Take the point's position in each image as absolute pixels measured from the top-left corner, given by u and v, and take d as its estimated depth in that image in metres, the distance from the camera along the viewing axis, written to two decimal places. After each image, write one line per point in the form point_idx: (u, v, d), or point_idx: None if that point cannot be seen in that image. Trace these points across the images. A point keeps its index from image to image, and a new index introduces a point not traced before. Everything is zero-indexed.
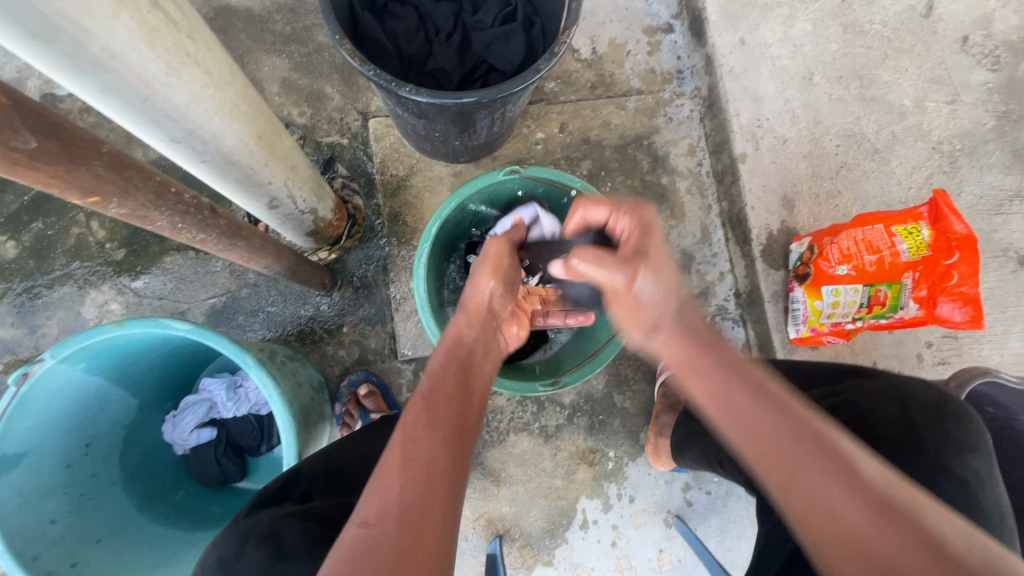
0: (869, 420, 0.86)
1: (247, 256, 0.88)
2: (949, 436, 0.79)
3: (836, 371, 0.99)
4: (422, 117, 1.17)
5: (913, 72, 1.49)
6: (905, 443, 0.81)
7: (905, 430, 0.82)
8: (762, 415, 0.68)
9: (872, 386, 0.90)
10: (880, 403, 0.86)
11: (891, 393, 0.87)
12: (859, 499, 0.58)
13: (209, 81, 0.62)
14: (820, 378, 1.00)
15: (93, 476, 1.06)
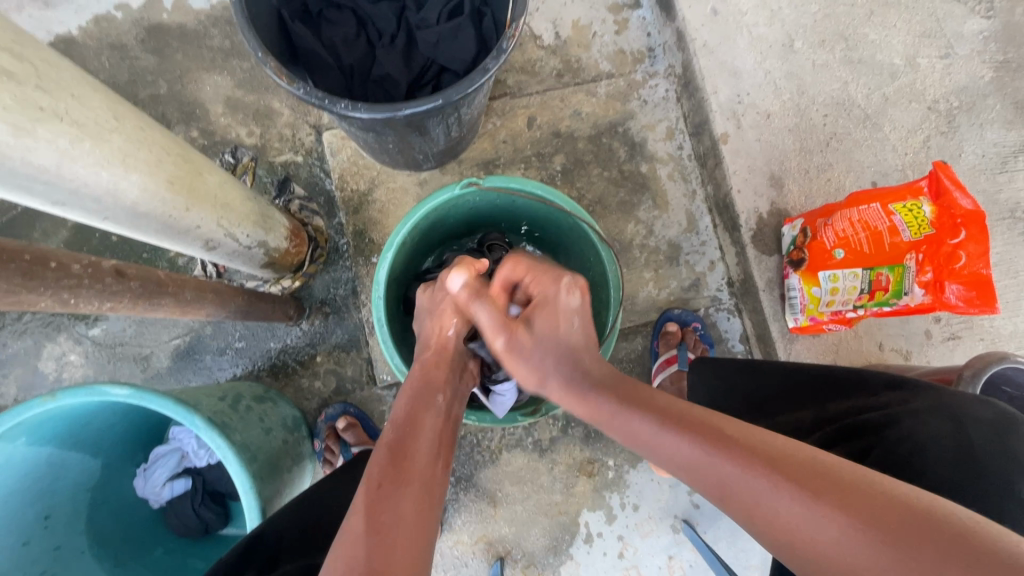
0: (925, 440, 0.79)
1: (180, 311, 0.79)
2: (1011, 454, 0.77)
3: (870, 375, 0.89)
4: (371, 131, 1.07)
5: (902, 28, 1.38)
6: (961, 469, 0.77)
7: (960, 452, 0.78)
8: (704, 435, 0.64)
9: (922, 399, 0.83)
10: (936, 421, 0.80)
11: (944, 411, 0.81)
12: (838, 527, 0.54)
13: (82, 134, 0.54)
14: (849, 382, 0.90)
15: (56, 549, 0.99)
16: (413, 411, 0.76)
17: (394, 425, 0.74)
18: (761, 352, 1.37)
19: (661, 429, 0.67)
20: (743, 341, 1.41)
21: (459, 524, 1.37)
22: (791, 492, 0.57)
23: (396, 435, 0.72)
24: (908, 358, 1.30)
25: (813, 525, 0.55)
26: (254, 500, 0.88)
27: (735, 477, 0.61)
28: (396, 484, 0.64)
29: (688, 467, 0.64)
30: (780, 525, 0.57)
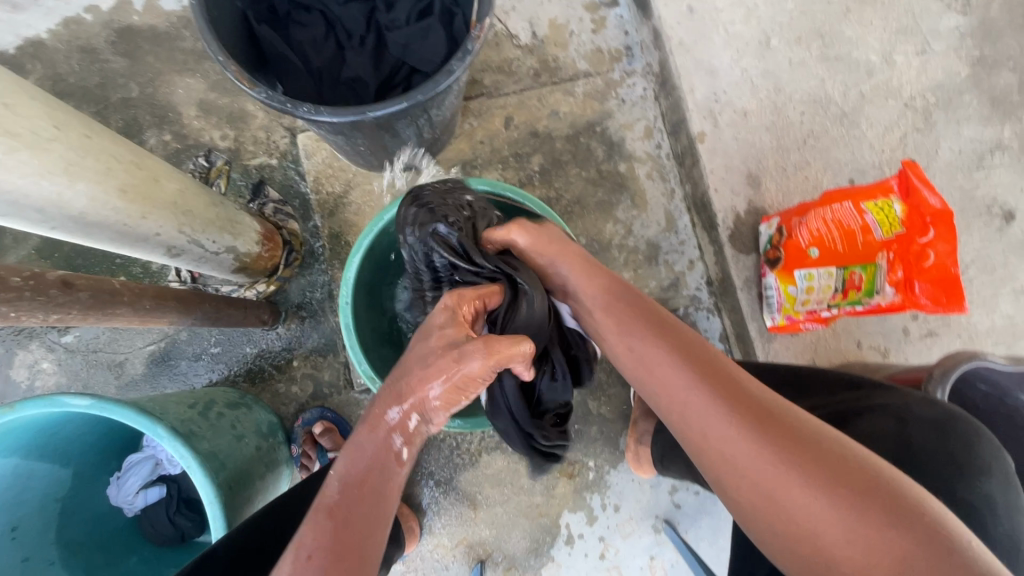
0: (866, 439, 0.79)
1: (140, 320, 0.78)
2: (950, 457, 0.75)
3: (829, 374, 0.91)
4: (340, 134, 1.06)
5: (879, 24, 1.38)
6: (897, 469, 0.76)
7: (897, 451, 0.77)
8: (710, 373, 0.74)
9: (873, 399, 0.83)
10: (880, 420, 0.80)
11: (889, 410, 0.80)
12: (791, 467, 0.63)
13: (20, 143, 0.53)
14: (811, 383, 0.91)
15: (25, 560, 0.98)
16: (365, 475, 0.70)
17: (343, 483, 0.69)
18: (740, 351, 1.37)
19: (665, 361, 0.77)
20: (722, 340, 1.41)
21: (439, 528, 1.36)
22: (780, 450, 0.65)
23: (339, 498, 0.68)
24: (886, 356, 1.30)
25: (790, 478, 0.63)
26: (219, 510, 0.87)
27: (731, 428, 0.68)
28: (326, 560, 0.63)
29: (697, 411, 0.71)
30: (754, 471, 0.65)
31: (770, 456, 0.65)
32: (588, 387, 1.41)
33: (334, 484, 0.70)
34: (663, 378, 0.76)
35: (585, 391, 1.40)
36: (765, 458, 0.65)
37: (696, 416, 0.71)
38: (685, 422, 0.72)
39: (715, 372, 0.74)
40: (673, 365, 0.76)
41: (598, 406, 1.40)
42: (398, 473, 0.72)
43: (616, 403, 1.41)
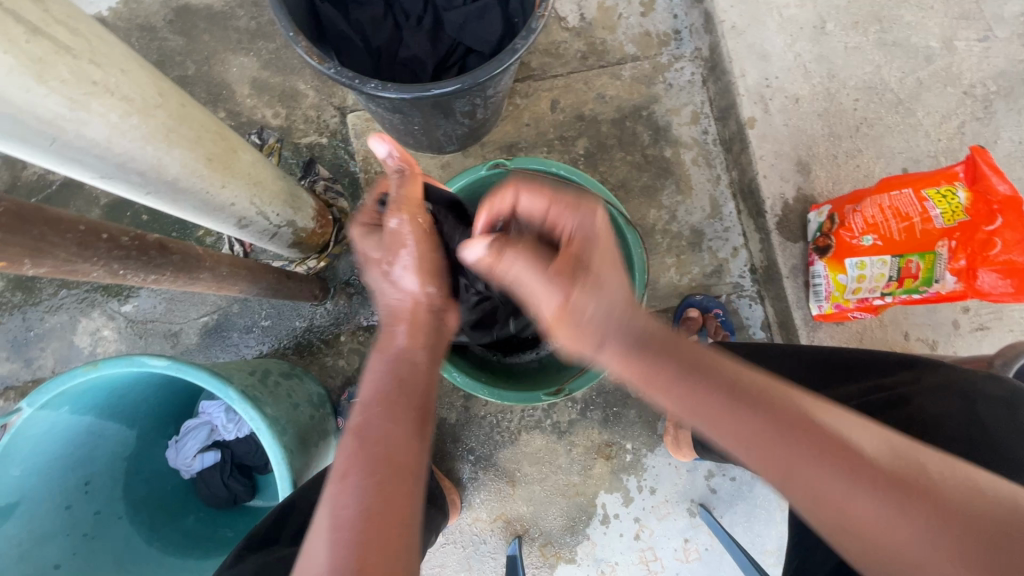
0: (935, 416, 0.84)
1: (217, 285, 0.81)
2: (1022, 430, 0.80)
3: (884, 358, 0.92)
4: (398, 112, 1.08)
5: (939, 10, 1.34)
6: (971, 448, 0.81)
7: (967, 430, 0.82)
8: (791, 423, 0.57)
9: (932, 378, 0.87)
10: (944, 398, 0.85)
11: (952, 387, 0.86)
12: (931, 538, 0.50)
13: (132, 109, 0.55)
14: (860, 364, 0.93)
15: (96, 513, 1.04)
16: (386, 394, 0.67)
17: (361, 407, 0.66)
18: (783, 338, 1.36)
19: (734, 415, 0.58)
20: (765, 328, 1.40)
21: (478, 503, 1.39)
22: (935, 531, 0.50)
23: (364, 419, 0.65)
24: (934, 348, 1.29)
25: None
26: (285, 471, 0.91)
27: (861, 508, 0.52)
28: (360, 473, 0.59)
29: (805, 485, 0.54)
30: (895, 552, 0.51)
31: (918, 539, 0.50)
32: None
33: (358, 409, 0.66)
34: (763, 448, 0.57)
35: None
36: (906, 536, 0.50)
37: (803, 488, 0.55)
38: (792, 495, 0.56)
39: (809, 426, 0.56)
40: (775, 431, 0.57)
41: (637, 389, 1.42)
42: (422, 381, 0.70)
43: None
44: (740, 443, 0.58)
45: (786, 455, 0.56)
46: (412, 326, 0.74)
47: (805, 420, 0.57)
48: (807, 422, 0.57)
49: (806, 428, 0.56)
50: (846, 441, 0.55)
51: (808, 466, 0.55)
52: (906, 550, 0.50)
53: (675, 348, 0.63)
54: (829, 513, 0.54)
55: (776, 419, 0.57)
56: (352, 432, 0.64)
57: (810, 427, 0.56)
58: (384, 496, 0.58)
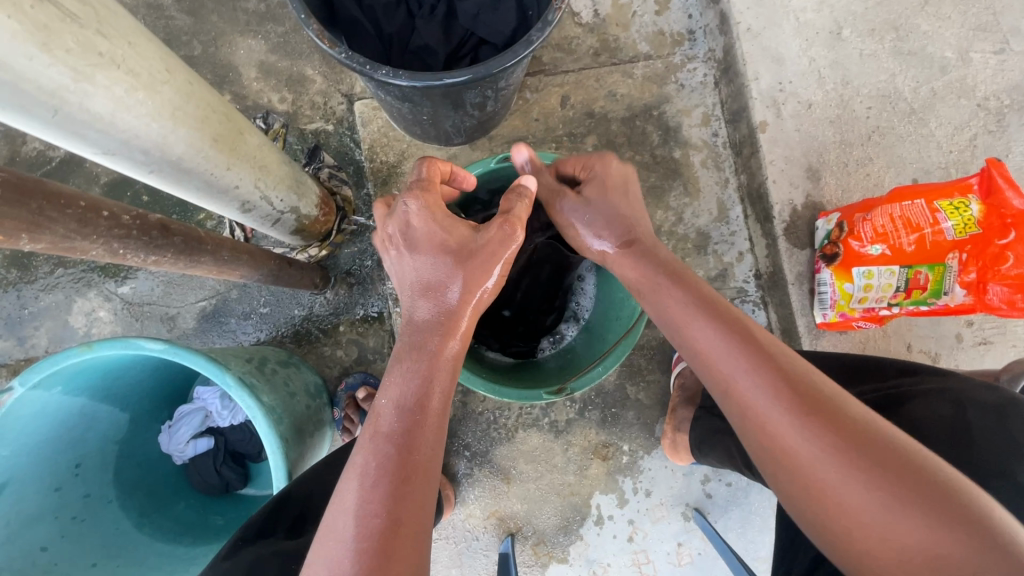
0: (922, 419, 0.83)
1: (218, 269, 0.80)
2: (1013, 441, 0.77)
3: (884, 364, 0.94)
4: (406, 100, 1.06)
5: (956, 20, 1.33)
6: (954, 451, 0.80)
7: (954, 442, 0.80)
8: (745, 334, 0.69)
9: (926, 384, 0.87)
10: (935, 403, 0.84)
11: (946, 395, 0.84)
12: (820, 445, 0.59)
13: (137, 83, 0.53)
14: (862, 369, 0.95)
15: (86, 496, 1.02)
16: (422, 398, 0.67)
17: (398, 411, 0.66)
18: (785, 345, 1.35)
19: (698, 326, 0.72)
20: (767, 334, 1.39)
21: (472, 499, 1.38)
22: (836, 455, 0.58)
23: (395, 427, 0.64)
24: (936, 361, 1.28)
25: (844, 483, 0.57)
26: (280, 461, 0.89)
27: (768, 409, 0.63)
28: (392, 481, 0.60)
29: (742, 400, 0.65)
30: (788, 450, 0.61)
31: (824, 458, 0.59)
32: (626, 372, 1.41)
33: (390, 414, 0.66)
34: (710, 353, 0.70)
35: (624, 375, 1.41)
36: (822, 463, 0.59)
37: (743, 406, 0.65)
38: (723, 392, 0.68)
39: (760, 342, 0.68)
40: (720, 340, 0.69)
41: (636, 391, 1.41)
42: (450, 387, 0.70)
43: (654, 390, 1.41)
44: (695, 347, 0.72)
45: (724, 360, 0.68)
46: (449, 325, 0.73)
47: (756, 337, 0.68)
48: (758, 339, 0.68)
49: (755, 338, 0.68)
50: (779, 359, 0.66)
51: (742, 373, 0.66)
52: (816, 473, 0.59)
53: (663, 275, 0.80)
54: (761, 429, 0.64)
55: (729, 329, 0.70)
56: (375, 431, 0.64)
57: (754, 339, 0.68)
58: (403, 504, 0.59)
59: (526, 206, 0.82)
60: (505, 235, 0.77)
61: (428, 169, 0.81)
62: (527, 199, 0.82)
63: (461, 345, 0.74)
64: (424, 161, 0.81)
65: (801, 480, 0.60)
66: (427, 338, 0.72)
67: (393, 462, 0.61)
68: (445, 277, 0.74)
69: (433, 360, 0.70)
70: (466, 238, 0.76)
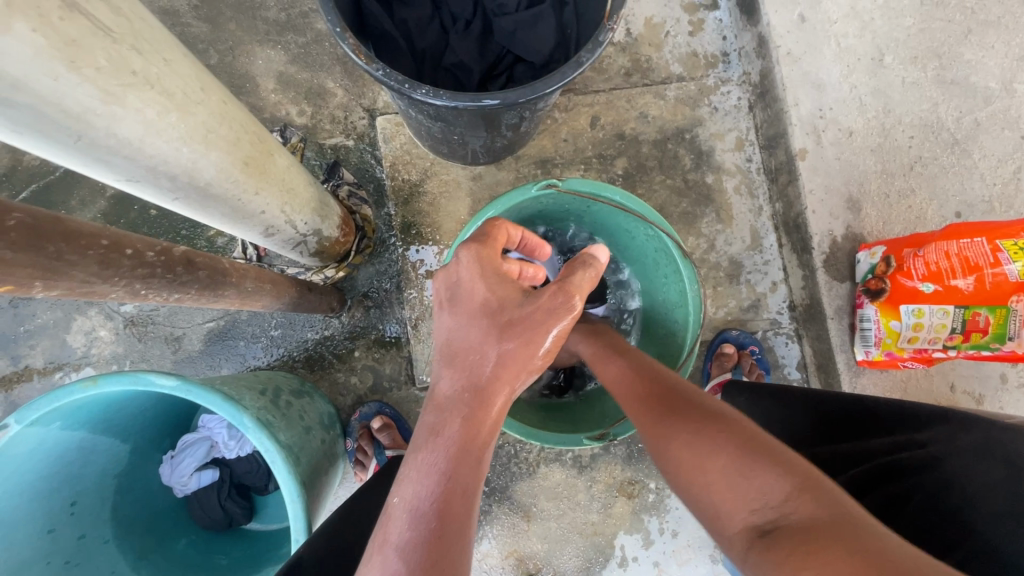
0: (974, 483, 0.74)
1: (239, 302, 0.73)
2: None
3: (913, 412, 0.85)
4: (439, 120, 1.01)
5: (1000, 50, 1.29)
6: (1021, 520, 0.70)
7: (1015, 502, 0.71)
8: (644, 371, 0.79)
9: (967, 434, 0.78)
10: (979, 462, 0.75)
11: (994, 452, 0.75)
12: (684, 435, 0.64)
13: (171, 104, 0.47)
14: (893, 419, 0.87)
15: (81, 537, 0.94)
16: (442, 502, 0.54)
17: (412, 518, 0.54)
18: (820, 381, 1.30)
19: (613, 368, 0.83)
20: (801, 369, 1.33)
21: (489, 536, 1.31)
22: (666, 414, 0.69)
23: (412, 536, 0.52)
24: (980, 403, 1.23)
25: (704, 462, 0.61)
26: (300, 511, 0.81)
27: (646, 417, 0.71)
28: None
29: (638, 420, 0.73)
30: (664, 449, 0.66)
31: (684, 445, 0.63)
32: None
33: (403, 519, 0.54)
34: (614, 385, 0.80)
35: None
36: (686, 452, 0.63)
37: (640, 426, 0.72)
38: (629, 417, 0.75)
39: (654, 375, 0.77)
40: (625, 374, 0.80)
41: None
42: (477, 486, 0.57)
43: None
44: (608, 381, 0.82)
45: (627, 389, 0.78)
46: (482, 399, 0.62)
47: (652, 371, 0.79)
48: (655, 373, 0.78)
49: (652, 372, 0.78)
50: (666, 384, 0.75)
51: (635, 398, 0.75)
52: (685, 461, 0.63)
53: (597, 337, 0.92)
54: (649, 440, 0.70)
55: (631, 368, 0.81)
56: (404, 520, 0.53)
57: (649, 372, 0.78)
58: None
59: (589, 280, 0.72)
60: (558, 306, 0.67)
61: (495, 230, 0.75)
62: (589, 273, 0.72)
63: (491, 429, 0.61)
64: (490, 223, 0.76)
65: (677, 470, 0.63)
66: (449, 421, 0.60)
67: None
68: (478, 342, 0.64)
69: (458, 449, 0.58)
70: (511, 301, 0.67)
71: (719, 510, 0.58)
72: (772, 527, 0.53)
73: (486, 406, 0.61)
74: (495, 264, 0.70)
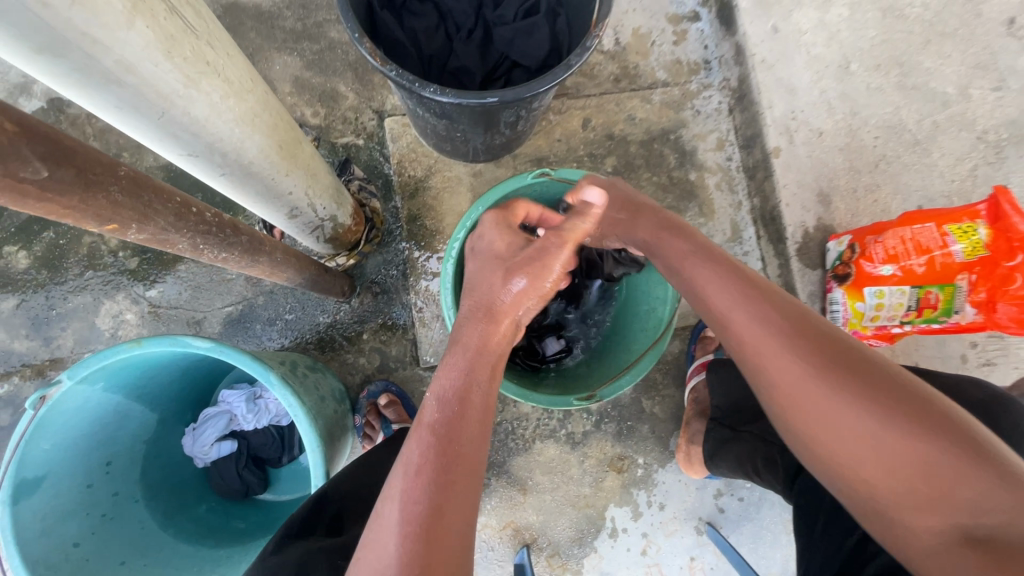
0: None
1: (269, 271, 0.83)
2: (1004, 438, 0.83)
3: None
4: (444, 117, 1.12)
5: (956, 58, 1.41)
6: None
7: None
8: (775, 304, 0.70)
9: (918, 385, 0.94)
10: None
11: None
12: (861, 407, 0.59)
13: (230, 91, 0.58)
14: None
15: (115, 494, 1.03)
16: (462, 393, 0.66)
17: (439, 404, 0.65)
18: None
19: (732, 298, 0.73)
20: None
21: (488, 509, 1.39)
22: (829, 374, 0.62)
23: (438, 417, 0.63)
24: None
25: (890, 445, 0.58)
26: (319, 459, 0.93)
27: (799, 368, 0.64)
28: (435, 469, 0.59)
29: (773, 367, 0.66)
30: (826, 414, 0.61)
31: (860, 421, 0.59)
32: (642, 385, 1.44)
33: (432, 406, 0.65)
34: (741, 319, 0.71)
35: (639, 389, 1.44)
36: (862, 429, 0.59)
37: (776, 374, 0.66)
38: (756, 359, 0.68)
39: (793, 314, 0.69)
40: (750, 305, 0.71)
41: (651, 405, 1.44)
42: (491, 386, 0.70)
43: (668, 403, 1.44)
44: (722, 313, 0.73)
45: (758, 324, 0.69)
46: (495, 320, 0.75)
47: (785, 307, 0.70)
48: (790, 309, 0.69)
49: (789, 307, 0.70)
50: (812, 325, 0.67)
51: (774, 339, 0.66)
52: (859, 436, 0.59)
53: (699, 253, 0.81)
54: (791, 396, 0.64)
55: (759, 299, 0.71)
56: (432, 406, 0.64)
57: (784, 309, 0.69)
58: (445, 483, 0.58)
59: (580, 230, 0.81)
60: (551, 246, 0.80)
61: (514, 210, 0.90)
62: (580, 223, 0.81)
63: (501, 345, 0.74)
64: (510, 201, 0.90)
65: (843, 440, 0.60)
66: (468, 332, 0.74)
67: (439, 455, 0.60)
68: (490, 275, 0.80)
69: (475, 358, 0.71)
70: (514, 249, 0.82)
71: (895, 495, 0.58)
72: (977, 525, 0.54)
73: (499, 323, 0.75)
74: (505, 221, 0.87)
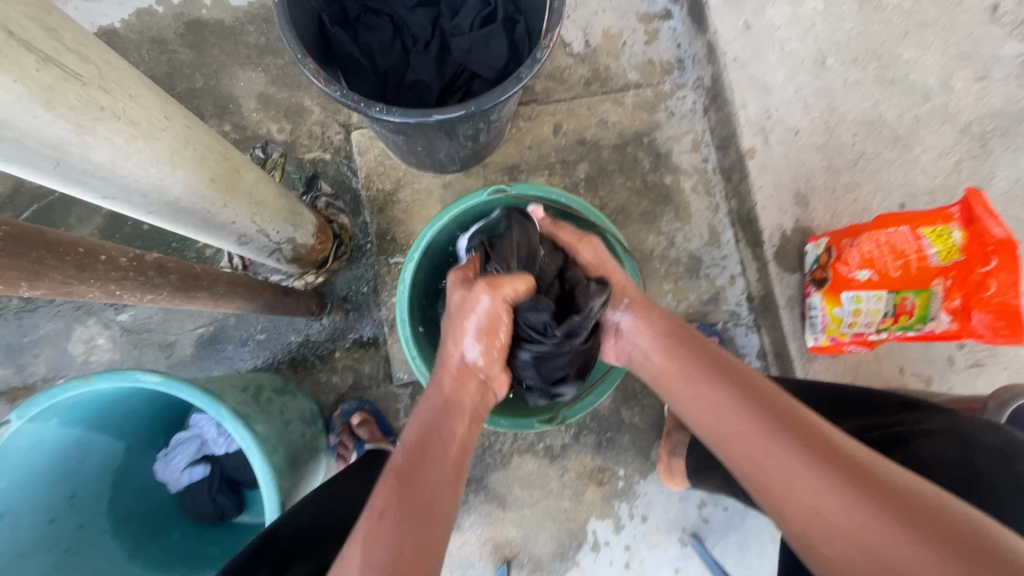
0: (926, 460, 0.81)
1: (213, 303, 0.82)
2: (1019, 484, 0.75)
3: (877, 397, 0.94)
4: (401, 133, 1.09)
5: (937, 48, 1.36)
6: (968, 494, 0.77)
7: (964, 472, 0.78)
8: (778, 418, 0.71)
9: (928, 420, 0.86)
10: (936, 442, 0.82)
11: (952, 433, 0.82)
12: (856, 509, 0.59)
13: (136, 132, 0.56)
14: (857, 405, 0.95)
15: (80, 527, 1.02)
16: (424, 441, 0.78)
17: (405, 450, 0.77)
18: (777, 368, 1.36)
19: (728, 407, 0.76)
20: (760, 357, 1.40)
21: (467, 525, 1.38)
22: (834, 479, 0.62)
23: (404, 461, 0.75)
24: (929, 384, 1.29)
25: (896, 546, 0.55)
26: (273, 491, 0.91)
27: (802, 472, 0.64)
28: (396, 515, 0.68)
29: (781, 484, 0.66)
30: (849, 529, 0.59)
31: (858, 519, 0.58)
32: (621, 396, 1.42)
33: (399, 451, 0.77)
34: (738, 423, 0.74)
35: (618, 399, 1.42)
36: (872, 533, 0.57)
37: (783, 491, 0.66)
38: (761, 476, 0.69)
39: (798, 421, 0.71)
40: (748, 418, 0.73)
41: (631, 415, 1.41)
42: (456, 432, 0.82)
43: (649, 413, 1.41)
44: (718, 429, 0.76)
45: (759, 434, 0.71)
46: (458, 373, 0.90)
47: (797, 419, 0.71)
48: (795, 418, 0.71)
49: (796, 418, 0.71)
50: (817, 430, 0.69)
51: (770, 443, 0.69)
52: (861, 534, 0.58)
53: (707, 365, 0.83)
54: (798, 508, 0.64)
55: (769, 410, 0.73)
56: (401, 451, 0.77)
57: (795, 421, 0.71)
58: (404, 526, 0.67)
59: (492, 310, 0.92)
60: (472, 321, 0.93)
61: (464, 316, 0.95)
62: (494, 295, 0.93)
63: (467, 398, 0.87)
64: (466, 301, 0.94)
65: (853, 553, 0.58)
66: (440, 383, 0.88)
67: (401, 498, 0.70)
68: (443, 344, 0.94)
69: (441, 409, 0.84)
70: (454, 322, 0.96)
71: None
72: None
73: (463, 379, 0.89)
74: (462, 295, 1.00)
